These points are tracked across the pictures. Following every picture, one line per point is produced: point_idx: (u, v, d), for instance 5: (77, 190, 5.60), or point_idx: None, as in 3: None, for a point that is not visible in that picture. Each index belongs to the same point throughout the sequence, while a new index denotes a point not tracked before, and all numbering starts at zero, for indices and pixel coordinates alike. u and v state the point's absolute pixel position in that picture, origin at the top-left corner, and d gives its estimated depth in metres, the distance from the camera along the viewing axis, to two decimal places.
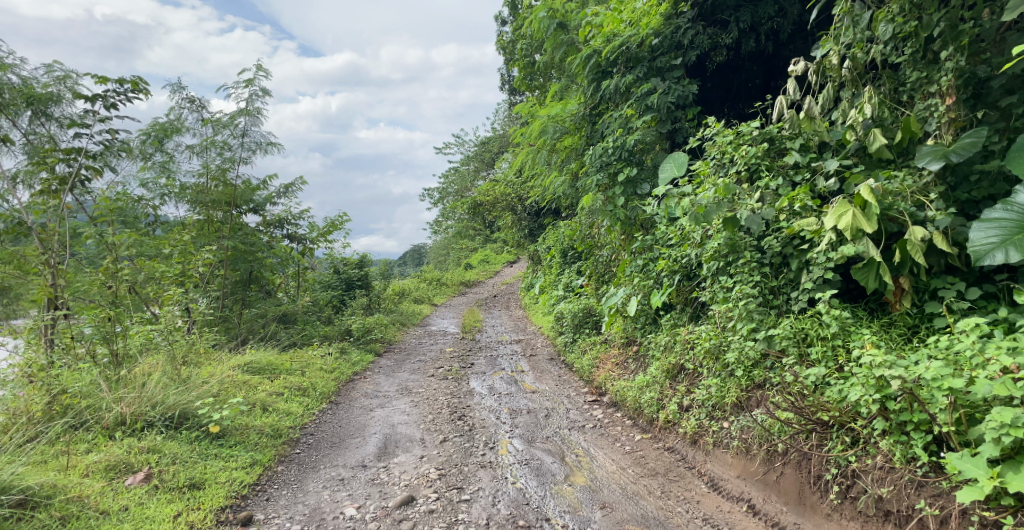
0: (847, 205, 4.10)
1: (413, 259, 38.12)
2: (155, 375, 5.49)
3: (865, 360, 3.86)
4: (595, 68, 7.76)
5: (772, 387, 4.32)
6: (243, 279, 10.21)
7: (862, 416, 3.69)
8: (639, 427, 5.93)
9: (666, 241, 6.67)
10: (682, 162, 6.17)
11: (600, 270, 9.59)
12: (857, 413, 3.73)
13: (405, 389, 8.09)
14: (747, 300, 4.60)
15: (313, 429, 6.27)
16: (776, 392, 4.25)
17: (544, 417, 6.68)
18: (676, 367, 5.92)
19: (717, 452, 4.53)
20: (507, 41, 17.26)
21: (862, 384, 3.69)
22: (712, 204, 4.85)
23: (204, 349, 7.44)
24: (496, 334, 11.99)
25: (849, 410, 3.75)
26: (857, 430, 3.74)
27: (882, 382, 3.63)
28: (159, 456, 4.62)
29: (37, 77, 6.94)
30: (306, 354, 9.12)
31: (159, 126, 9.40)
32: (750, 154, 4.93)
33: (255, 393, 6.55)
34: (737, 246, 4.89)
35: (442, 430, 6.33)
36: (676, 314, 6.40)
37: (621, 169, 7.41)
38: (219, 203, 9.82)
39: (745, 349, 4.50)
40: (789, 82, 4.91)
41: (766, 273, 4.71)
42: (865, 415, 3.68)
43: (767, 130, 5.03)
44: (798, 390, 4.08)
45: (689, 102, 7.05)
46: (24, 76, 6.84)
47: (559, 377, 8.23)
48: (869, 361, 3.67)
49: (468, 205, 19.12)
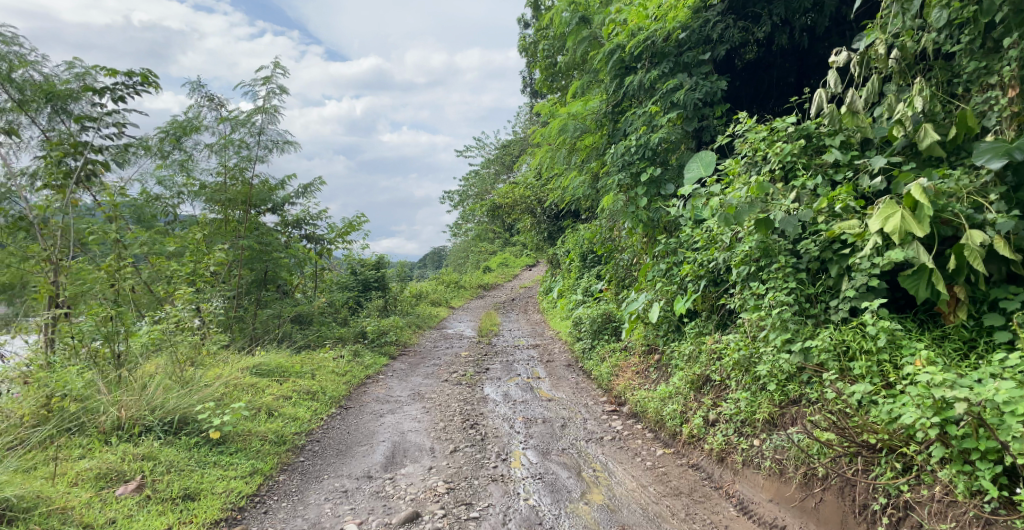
0: (895, 207, 3.77)
1: (433, 261, 38.06)
2: (157, 377, 5.34)
3: (915, 377, 3.50)
4: (619, 63, 7.44)
5: (810, 403, 3.97)
6: (258, 279, 10.05)
7: (917, 441, 3.33)
8: (661, 440, 5.60)
9: (692, 244, 6.34)
10: (710, 161, 5.96)
11: (621, 274, 9.26)
12: (910, 437, 3.38)
13: (418, 394, 7.85)
14: (781, 309, 4.23)
15: (320, 435, 6.04)
16: (815, 409, 3.90)
17: (560, 428, 6.37)
18: (701, 379, 5.58)
19: (747, 472, 4.19)
20: (530, 42, 17.03)
21: (917, 405, 3.32)
22: (744, 204, 4.51)
23: (212, 349, 7.27)
24: (514, 338, 11.72)
25: (901, 433, 3.40)
26: (911, 456, 3.37)
27: (941, 403, 3.26)
28: (154, 464, 4.40)
29: (59, 74, 6.80)
30: (319, 356, 8.94)
31: (177, 123, 9.35)
32: (786, 151, 4.59)
33: (261, 397, 6.33)
34: (769, 250, 4.54)
35: (453, 440, 6.06)
36: (701, 322, 6.05)
37: (644, 168, 7.08)
38: (236, 201, 9.68)
39: (778, 361, 4.15)
40: (829, 74, 4.56)
41: (801, 280, 4.34)
42: (921, 440, 3.32)
43: (804, 125, 4.70)
44: (839, 407, 3.73)
45: (718, 99, 6.73)
46: (47, 73, 6.73)
47: (577, 385, 7.93)
48: (926, 379, 3.31)
49: (488, 207, 18.88)
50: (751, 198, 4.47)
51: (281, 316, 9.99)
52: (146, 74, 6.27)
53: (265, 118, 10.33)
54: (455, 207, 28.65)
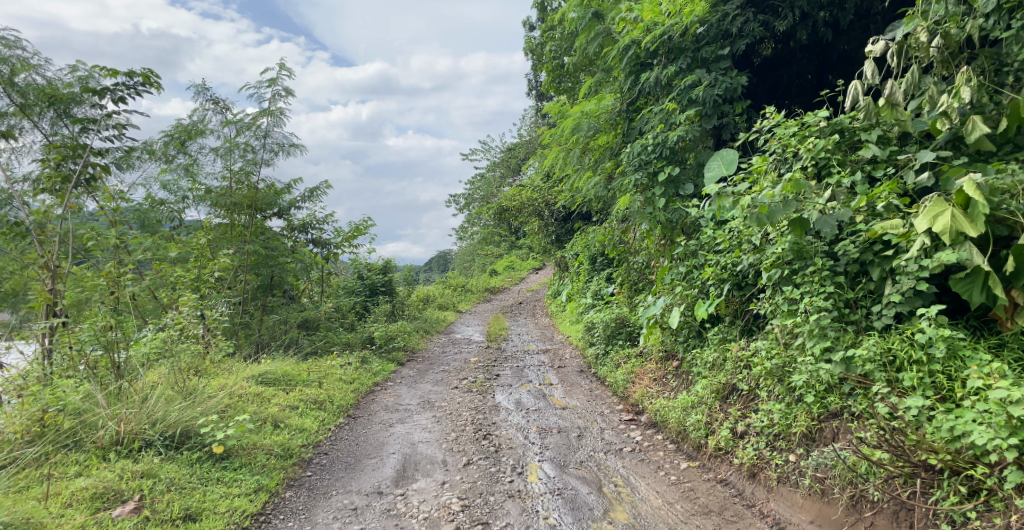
0: (945, 205, 3.53)
1: (438, 264, 37.82)
2: (159, 388, 5.07)
3: (982, 392, 3.25)
4: (634, 60, 7.18)
5: (854, 418, 3.70)
6: (264, 284, 9.83)
7: (986, 462, 3.08)
8: (684, 452, 5.35)
9: (714, 246, 6.08)
10: (732, 159, 5.74)
11: (634, 277, 9.00)
12: (977, 458, 3.13)
13: (427, 402, 7.60)
14: (819, 314, 3.95)
15: (328, 447, 5.81)
16: (861, 424, 3.64)
17: (576, 438, 6.12)
18: (726, 388, 5.31)
19: (783, 489, 3.92)
20: (536, 44, 16.82)
21: (987, 423, 3.08)
22: (777, 203, 4.24)
23: (214, 359, 7.04)
24: (523, 343, 11.47)
25: (967, 454, 3.15)
26: (977, 479, 3.12)
27: (1016, 422, 3.02)
28: (154, 482, 4.17)
29: (62, 78, 6.54)
30: (326, 363, 8.71)
31: (182, 126, 9.18)
32: (820, 146, 4.32)
33: (266, 407, 6.08)
34: (804, 252, 4.26)
35: (466, 452, 5.81)
36: (725, 328, 5.79)
37: (661, 168, 6.82)
38: (242, 205, 9.44)
39: (818, 371, 3.87)
40: (865, 64, 4.29)
41: (839, 284, 4.06)
42: (992, 462, 3.06)
43: (838, 120, 4.45)
44: (891, 422, 3.47)
45: (738, 95, 6.49)
46: (49, 77, 6.47)
47: (591, 392, 7.67)
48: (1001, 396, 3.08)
49: (494, 210, 18.63)
50: (785, 197, 4.21)
51: (288, 322, 9.77)
52: (148, 74, 6.04)
53: (270, 121, 10.13)
54: (461, 211, 28.44)
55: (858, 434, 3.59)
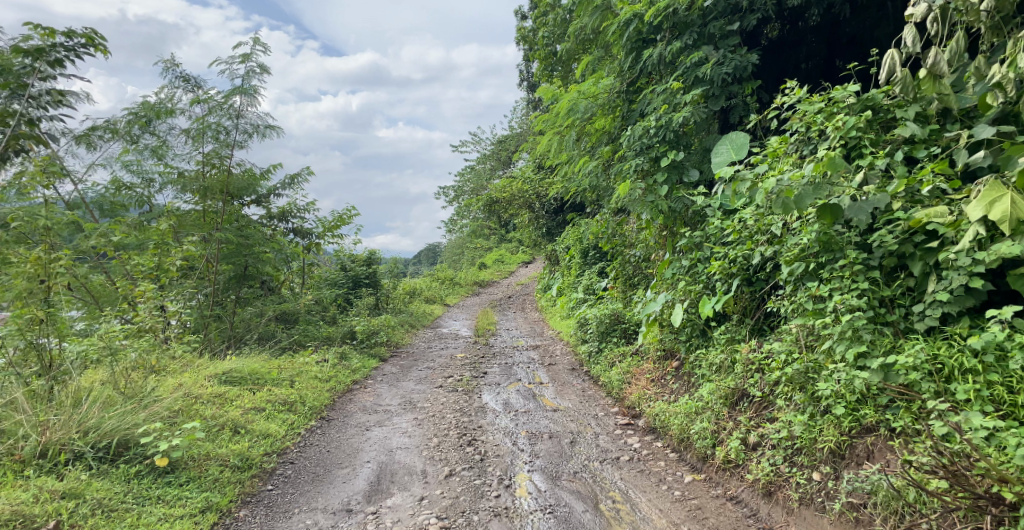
0: (1003, 189, 3.03)
1: (428, 257, 37.24)
2: (94, 392, 4.56)
3: None
4: (636, 36, 6.66)
5: (896, 436, 3.21)
6: (239, 274, 9.14)
7: None
8: (688, 464, 4.87)
9: (722, 237, 5.58)
10: (742, 144, 5.41)
11: (630, 271, 8.51)
12: None
13: (409, 402, 7.06)
14: (853, 315, 3.44)
15: (295, 455, 5.28)
16: (906, 445, 3.15)
17: (569, 446, 5.61)
18: (736, 394, 4.81)
19: (806, 512, 3.44)
20: (528, 31, 16.28)
21: None
22: (804, 187, 3.71)
23: (172, 358, 6.45)
24: (512, 338, 10.96)
25: None
26: None
27: None
28: (78, 504, 3.69)
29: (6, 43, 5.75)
30: (301, 360, 8.12)
31: (147, 104, 8.54)
32: (852, 123, 3.79)
33: (227, 411, 5.51)
34: (831, 244, 3.74)
35: (448, 461, 5.31)
36: (733, 327, 5.29)
37: (664, 153, 6.30)
38: (213, 190, 8.73)
39: (852, 380, 3.36)
40: (904, 30, 3.75)
41: (873, 279, 3.55)
42: None
43: (870, 95, 3.93)
44: (950, 445, 2.99)
45: (748, 74, 5.98)
46: None
47: (584, 392, 7.18)
48: None
49: (484, 202, 18.04)
50: (813, 180, 3.68)
51: (264, 315, 9.17)
52: (91, 37, 5.41)
53: (244, 100, 9.51)
54: (451, 203, 27.88)
55: (905, 456, 3.10)
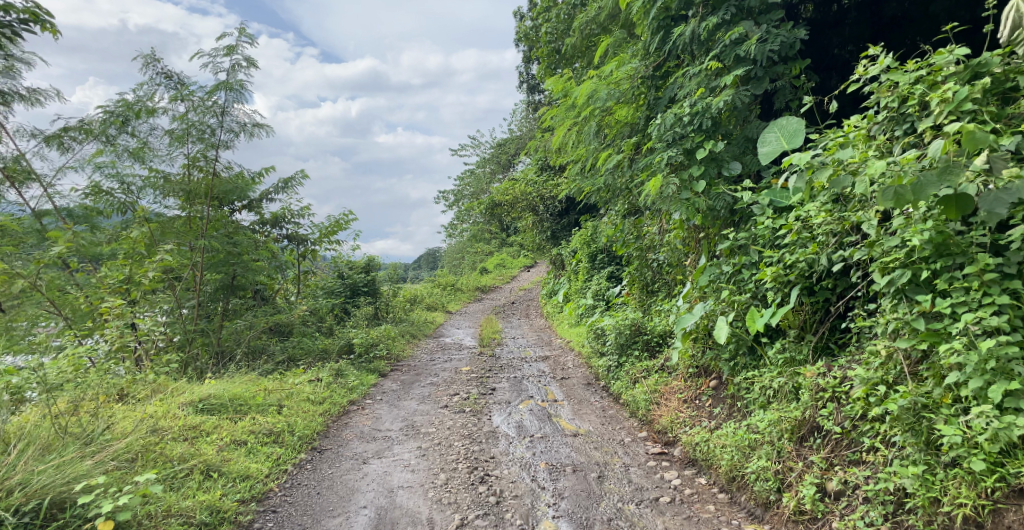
0: None
1: (428, 262, 36.60)
2: (23, 442, 3.95)
3: None
4: (664, 13, 5.88)
5: None
6: (226, 285, 8.31)
7: None
8: (744, 509, 4.08)
9: (775, 239, 4.80)
10: (796, 130, 4.67)
11: (652, 276, 7.71)
12: None
13: (413, 427, 6.24)
14: (995, 341, 2.89)
15: (279, 501, 4.51)
16: None
17: (597, 483, 4.79)
18: (805, 426, 3.97)
19: None
20: (529, 27, 15.51)
21: None
22: (924, 174, 3.03)
23: (135, 386, 5.64)
24: (520, 348, 10.14)
25: None
26: None
27: None
28: None
29: None
30: (290, 379, 7.31)
31: (125, 101, 7.69)
32: (965, 93, 3.05)
33: (201, 449, 4.74)
34: (950, 246, 3.14)
35: (459, 505, 4.53)
36: (790, 344, 4.50)
37: (699, 144, 5.50)
38: (197, 194, 7.85)
39: (1007, 429, 2.80)
40: None
41: (1012, 292, 3.00)
42: None
43: (982, 59, 3.15)
44: None
45: (796, 52, 5.21)
46: None
47: (605, 412, 6.37)
48: None
49: (486, 205, 17.24)
50: (935, 166, 3.01)
51: (256, 327, 8.36)
52: (37, 12, 4.84)
53: (230, 97, 8.74)
54: (450, 207, 27.09)
55: None
